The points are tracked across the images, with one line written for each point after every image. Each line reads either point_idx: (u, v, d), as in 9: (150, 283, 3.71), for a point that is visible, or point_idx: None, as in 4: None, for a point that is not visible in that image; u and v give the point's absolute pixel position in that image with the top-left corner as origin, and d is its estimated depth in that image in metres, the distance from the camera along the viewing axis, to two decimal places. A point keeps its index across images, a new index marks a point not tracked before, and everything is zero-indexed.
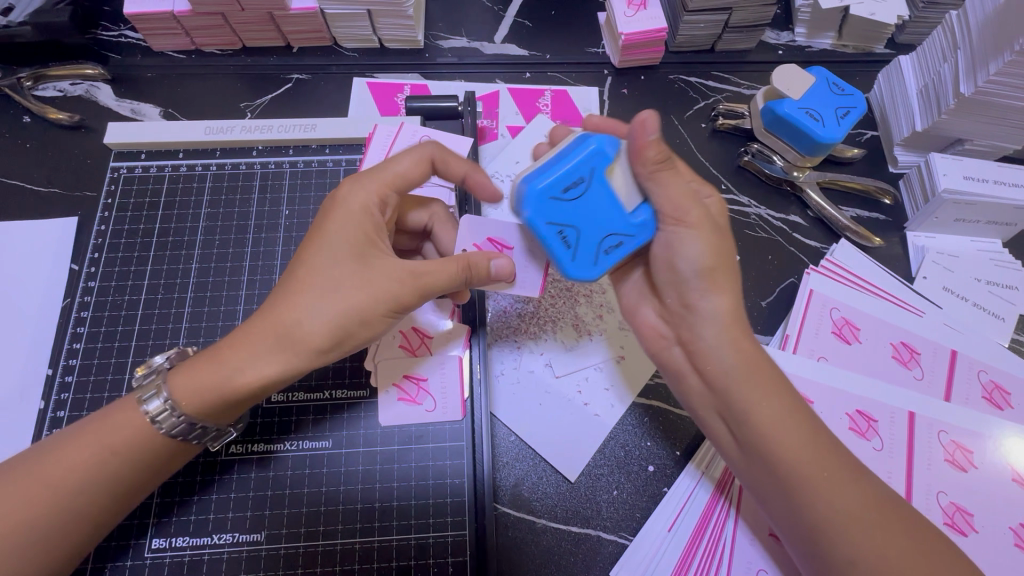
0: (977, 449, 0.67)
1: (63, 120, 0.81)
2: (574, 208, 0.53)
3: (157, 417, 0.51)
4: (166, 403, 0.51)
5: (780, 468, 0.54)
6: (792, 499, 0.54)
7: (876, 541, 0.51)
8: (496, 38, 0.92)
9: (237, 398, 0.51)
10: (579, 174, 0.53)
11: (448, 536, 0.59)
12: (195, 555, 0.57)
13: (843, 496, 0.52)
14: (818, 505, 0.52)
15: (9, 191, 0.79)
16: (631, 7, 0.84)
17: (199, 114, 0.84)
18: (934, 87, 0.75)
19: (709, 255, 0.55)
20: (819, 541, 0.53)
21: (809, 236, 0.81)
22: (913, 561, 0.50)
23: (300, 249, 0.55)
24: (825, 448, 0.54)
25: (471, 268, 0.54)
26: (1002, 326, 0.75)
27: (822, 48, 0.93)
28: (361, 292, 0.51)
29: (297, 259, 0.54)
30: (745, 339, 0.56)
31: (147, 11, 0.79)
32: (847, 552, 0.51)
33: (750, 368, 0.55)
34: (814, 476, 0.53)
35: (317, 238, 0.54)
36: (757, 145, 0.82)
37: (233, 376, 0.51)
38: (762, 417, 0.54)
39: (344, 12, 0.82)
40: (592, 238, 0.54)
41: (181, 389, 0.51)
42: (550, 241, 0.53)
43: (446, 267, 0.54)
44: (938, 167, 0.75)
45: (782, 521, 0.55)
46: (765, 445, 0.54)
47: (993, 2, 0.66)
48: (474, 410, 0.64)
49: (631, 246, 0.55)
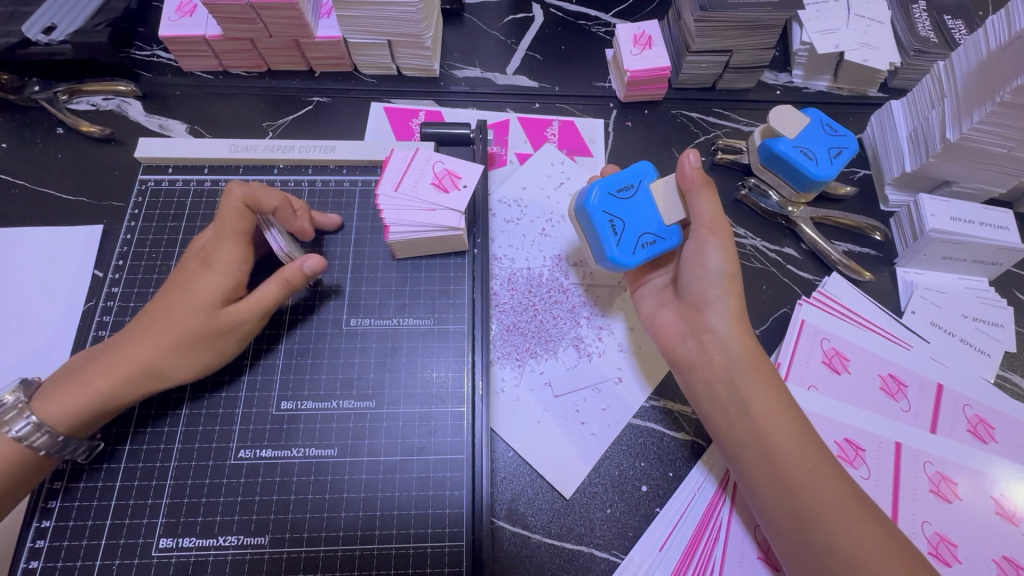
0: (959, 481, 0.69)
1: (95, 133, 0.85)
2: (624, 205, 0.69)
3: (25, 438, 0.56)
4: (33, 423, 0.57)
5: (774, 457, 0.60)
6: (781, 488, 0.59)
7: (853, 532, 0.56)
8: (508, 70, 0.97)
9: (106, 417, 0.61)
10: (630, 182, 0.69)
11: (445, 546, 0.61)
12: (200, 556, 0.59)
13: (825, 486, 0.58)
14: (803, 493, 0.58)
15: (41, 197, 0.82)
16: (637, 46, 0.89)
17: (222, 132, 0.89)
18: (923, 131, 0.79)
19: (728, 262, 0.68)
20: (804, 530, 0.57)
21: (802, 269, 0.84)
22: (885, 553, 0.55)
23: (164, 299, 0.62)
24: (812, 445, 0.61)
25: (287, 283, 0.61)
26: (987, 362, 0.78)
27: (818, 90, 0.97)
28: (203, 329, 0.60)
29: (159, 307, 0.61)
30: (748, 336, 0.66)
31: (181, 34, 0.84)
32: (825, 538, 0.56)
33: (753, 361, 0.65)
34: (801, 464, 0.59)
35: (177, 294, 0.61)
36: (754, 180, 0.86)
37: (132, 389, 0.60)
38: (761, 410, 0.62)
39: (366, 42, 0.87)
40: (632, 232, 0.68)
41: (45, 405, 0.58)
42: (602, 227, 0.68)
43: (266, 289, 0.61)
44: (927, 208, 0.79)
45: (768, 511, 0.60)
46: (762, 433, 0.61)
47: (976, 54, 0.70)
48: (476, 423, 0.67)
49: (659, 246, 0.68)
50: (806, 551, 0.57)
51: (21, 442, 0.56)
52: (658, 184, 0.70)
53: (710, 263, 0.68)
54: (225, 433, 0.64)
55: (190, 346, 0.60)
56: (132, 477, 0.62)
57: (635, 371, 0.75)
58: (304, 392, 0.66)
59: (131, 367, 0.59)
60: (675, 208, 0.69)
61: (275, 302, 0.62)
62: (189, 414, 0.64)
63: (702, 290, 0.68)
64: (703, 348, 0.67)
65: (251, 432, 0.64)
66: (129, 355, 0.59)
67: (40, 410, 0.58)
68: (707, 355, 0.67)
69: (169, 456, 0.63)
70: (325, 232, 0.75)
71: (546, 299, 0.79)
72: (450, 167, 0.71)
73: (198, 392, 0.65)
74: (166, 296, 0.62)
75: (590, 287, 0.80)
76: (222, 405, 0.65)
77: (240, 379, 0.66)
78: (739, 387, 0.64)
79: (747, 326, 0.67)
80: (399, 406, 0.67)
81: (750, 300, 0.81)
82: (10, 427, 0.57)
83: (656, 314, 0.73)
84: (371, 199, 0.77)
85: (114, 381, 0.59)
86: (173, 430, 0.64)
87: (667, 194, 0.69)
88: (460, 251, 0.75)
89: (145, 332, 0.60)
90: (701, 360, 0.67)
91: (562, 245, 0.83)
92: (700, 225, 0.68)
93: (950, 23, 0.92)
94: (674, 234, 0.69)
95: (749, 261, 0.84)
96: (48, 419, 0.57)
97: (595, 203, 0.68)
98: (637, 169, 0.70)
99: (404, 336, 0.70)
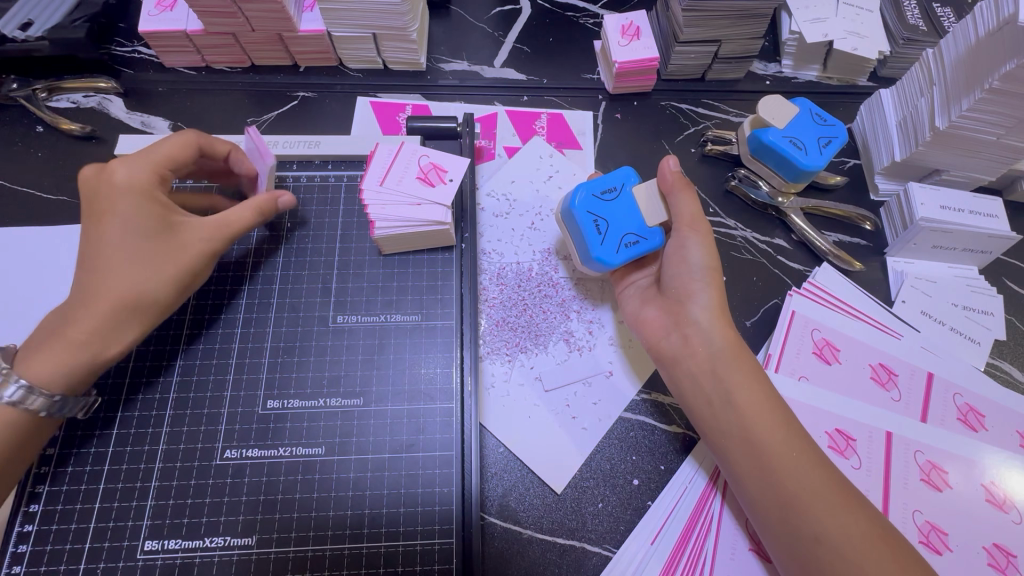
0: (951, 469, 0.69)
1: (76, 131, 0.84)
2: (607, 206, 0.69)
3: (22, 402, 0.55)
4: (24, 387, 0.55)
5: (760, 448, 0.60)
6: (766, 478, 0.59)
7: (838, 518, 0.56)
8: (496, 62, 0.96)
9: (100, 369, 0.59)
10: (613, 185, 0.70)
11: (435, 543, 0.61)
12: (186, 558, 0.58)
13: (811, 475, 0.58)
14: (788, 482, 0.58)
15: (19, 197, 0.81)
16: (625, 37, 0.88)
17: (205, 128, 0.87)
18: (912, 119, 0.79)
19: (709, 257, 0.68)
20: (790, 520, 0.57)
21: (792, 259, 0.84)
22: (870, 538, 0.55)
23: (95, 232, 0.59)
24: (795, 433, 0.61)
25: (264, 210, 0.65)
26: (978, 350, 0.78)
27: (807, 80, 0.97)
28: (176, 249, 0.60)
29: (98, 239, 0.59)
30: (731, 328, 0.66)
31: (161, 30, 0.83)
32: (811, 527, 0.56)
33: (735, 352, 0.65)
34: (785, 453, 0.59)
35: (110, 217, 0.59)
36: (744, 170, 0.85)
37: (110, 325, 0.58)
38: (746, 400, 0.62)
39: (349, 35, 0.85)
40: (615, 231, 0.68)
41: (33, 366, 0.56)
42: (586, 227, 0.69)
43: (244, 213, 0.64)
44: (916, 196, 0.78)
45: (755, 502, 0.59)
46: (746, 422, 0.61)
47: (965, 40, 0.70)
48: (465, 418, 0.66)
49: (643, 246, 0.68)
50: (793, 542, 0.57)
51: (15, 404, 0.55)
52: (641, 187, 0.70)
53: (693, 259, 0.69)
54: (210, 433, 0.63)
55: (157, 269, 0.59)
56: (116, 479, 0.61)
57: (627, 364, 0.75)
58: (290, 391, 0.66)
59: (100, 306, 0.57)
60: (658, 209, 0.69)
61: (247, 227, 0.64)
62: (173, 416, 0.64)
63: (685, 283, 0.69)
64: (686, 340, 0.67)
65: (237, 432, 0.63)
66: (99, 297, 0.57)
67: (32, 374, 0.55)
68: (691, 347, 0.66)
69: (154, 456, 0.62)
70: (310, 229, 0.74)
71: (535, 293, 0.78)
72: (435, 161, 0.71)
73: (184, 392, 0.65)
74: (94, 240, 0.59)
75: (580, 281, 0.79)
76: (207, 405, 0.64)
77: (226, 378, 0.66)
78: (722, 377, 0.64)
79: (728, 319, 0.68)
80: (387, 403, 0.66)
81: (741, 292, 0.81)
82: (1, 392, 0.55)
83: (639, 310, 0.73)
84: (357, 194, 0.76)
85: (99, 325, 0.57)
86: (157, 430, 0.63)
87: (650, 197, 0.69)
88: (448, 246, 0.74)
89: (95, 272, 0.58)
90: (685, 352, 0.67)
91: (552, 239, 0.82)
92: (681, 223, 0.69)
93: (939, 9, 0.91)
94: (656, 236, 0.69)
95: (740, 252, 0.84)
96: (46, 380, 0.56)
97: (581, 203, 0.69)
98: (619, 173, 0.71)
99: (392, 332, 0.69)
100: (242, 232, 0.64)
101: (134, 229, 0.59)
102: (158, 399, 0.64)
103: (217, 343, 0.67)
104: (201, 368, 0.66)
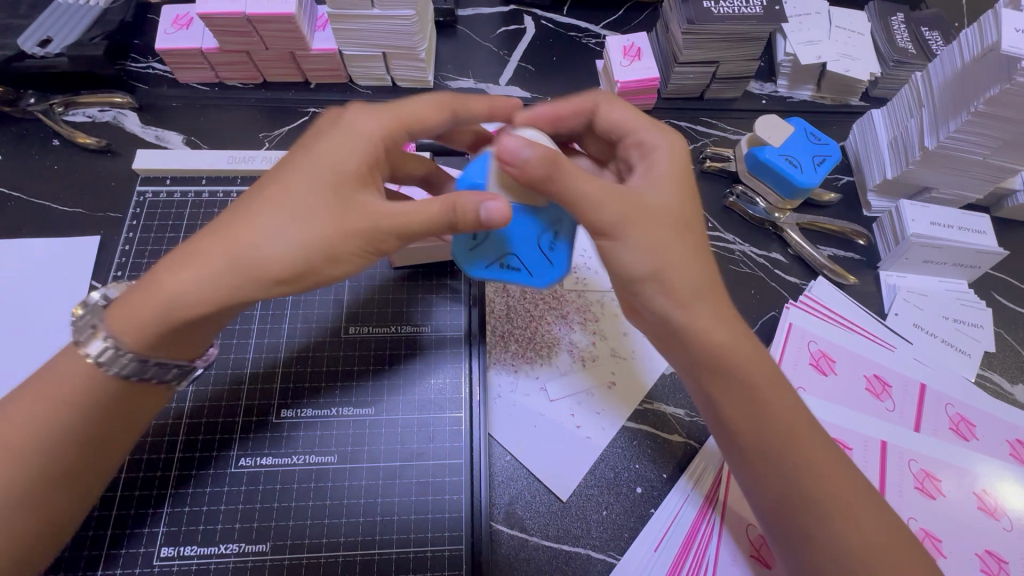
0: (943, 478, 0.71)
1: (91, 145, 0.86)
2: (498, 238, 0.59)
3: (102, 361, 0.51)
4: (108, 345, 0.51)
5: (765, 452, 0.55)
6: (770, 482, 0.55)
7: (847, 519, 0.54)
8: (501, 80, 0.99)
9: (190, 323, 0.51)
10: None
11: (446, 549, 0.63)
12: (201, 564, 0.59)
13: (824, 480, 0.54)
14: (794, 487, 0.54)
15: (33, 209, 0.83)
16: (627, 58, 0.91)
17: (218, 143, 0.89)
18: (902, 139, 0.82)
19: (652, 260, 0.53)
20: (797, 524, 0.55)
21: (789, 273, 0.86)
22: (882, 536, 0.54)
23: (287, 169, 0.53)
24: (803, 433, 0.56)
25: (456, 209, 0.52)
26: (968, 362, 0.81)
27: (801, 99, 1.00)
28: (329, 223, 0.50)
29: (279, 179, 0.52)
30: (716, 328, 0.55)
31: (178, 47, 0.85)
32: (819, 531, 0.54)
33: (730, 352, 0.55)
34: (791, 457, 0.55)
35: (308, 154, 0.53)
36: (741, 187, 0.88)
37: (232, 274, 0.49)
38: (775, 413, 0.55)
39: (361, 54, 0.88)
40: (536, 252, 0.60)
41: (118, 319, 0.51)
42: (505, 273, 0.61)
43: (430, 207, 0.52)
44: (907, 213, 0.81)
45: (761, 504, 0.57)
46: (766, 438, 0.55)
47: (951, 65, 0.73)
48: (473, 428, 0.68)
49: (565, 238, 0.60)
50: (798, 543, 0.55)
51: (104, 365, 0.51)
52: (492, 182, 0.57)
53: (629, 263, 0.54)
54: (226, 441, 0.65)
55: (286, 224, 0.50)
56: (133, 486, 0.62)
57: (628, 375, 0.76)
58: (304, 400, 0.67)
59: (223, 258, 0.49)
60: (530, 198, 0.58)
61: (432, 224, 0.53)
62: (188, 425, 0.65)
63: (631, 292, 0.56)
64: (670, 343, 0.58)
65: (251, 441, 0.65)
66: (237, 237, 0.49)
67: (118, 330, 0.50)
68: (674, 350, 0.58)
69: (170, 466, 0.63)
70: None
71: (539, 305, 0.80)
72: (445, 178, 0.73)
73: (199, 402, 0.66)
74: (280, 178, 0.52)
75: (582, 292, 0.81)
76: (222, 414, 0.66)
77: (241, 388, 0.67)
78: (717, 386, 0.56)
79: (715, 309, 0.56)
80: (399, 412, 0.68)
81: (739, 305, 0.84)
82: (88, 348, 0.51)
83: None
84: None
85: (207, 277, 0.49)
86: (174, 440, 0.64)
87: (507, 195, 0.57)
88: (456, 259, 0.77)
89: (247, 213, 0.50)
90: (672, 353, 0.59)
91: None
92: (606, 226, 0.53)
93: (926, 34, 0.95)
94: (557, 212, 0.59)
95: (737, 266, 0.86)
96: (129, 333, 0.50)
97: (481, 262, 0.60)
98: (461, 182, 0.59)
99: (403, 342, 0.72)
100: (422, 229, 0.53)
101: (305, 180, 0.52)
102: (175, 410, 0.66)
103: (232, 353, 0.69)
104: (217, 377, 0.67)
